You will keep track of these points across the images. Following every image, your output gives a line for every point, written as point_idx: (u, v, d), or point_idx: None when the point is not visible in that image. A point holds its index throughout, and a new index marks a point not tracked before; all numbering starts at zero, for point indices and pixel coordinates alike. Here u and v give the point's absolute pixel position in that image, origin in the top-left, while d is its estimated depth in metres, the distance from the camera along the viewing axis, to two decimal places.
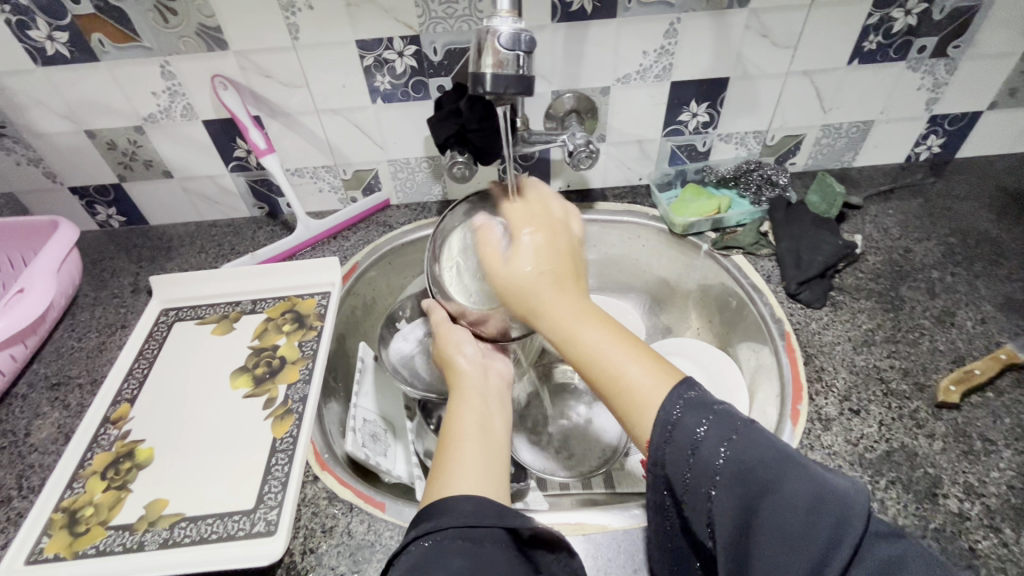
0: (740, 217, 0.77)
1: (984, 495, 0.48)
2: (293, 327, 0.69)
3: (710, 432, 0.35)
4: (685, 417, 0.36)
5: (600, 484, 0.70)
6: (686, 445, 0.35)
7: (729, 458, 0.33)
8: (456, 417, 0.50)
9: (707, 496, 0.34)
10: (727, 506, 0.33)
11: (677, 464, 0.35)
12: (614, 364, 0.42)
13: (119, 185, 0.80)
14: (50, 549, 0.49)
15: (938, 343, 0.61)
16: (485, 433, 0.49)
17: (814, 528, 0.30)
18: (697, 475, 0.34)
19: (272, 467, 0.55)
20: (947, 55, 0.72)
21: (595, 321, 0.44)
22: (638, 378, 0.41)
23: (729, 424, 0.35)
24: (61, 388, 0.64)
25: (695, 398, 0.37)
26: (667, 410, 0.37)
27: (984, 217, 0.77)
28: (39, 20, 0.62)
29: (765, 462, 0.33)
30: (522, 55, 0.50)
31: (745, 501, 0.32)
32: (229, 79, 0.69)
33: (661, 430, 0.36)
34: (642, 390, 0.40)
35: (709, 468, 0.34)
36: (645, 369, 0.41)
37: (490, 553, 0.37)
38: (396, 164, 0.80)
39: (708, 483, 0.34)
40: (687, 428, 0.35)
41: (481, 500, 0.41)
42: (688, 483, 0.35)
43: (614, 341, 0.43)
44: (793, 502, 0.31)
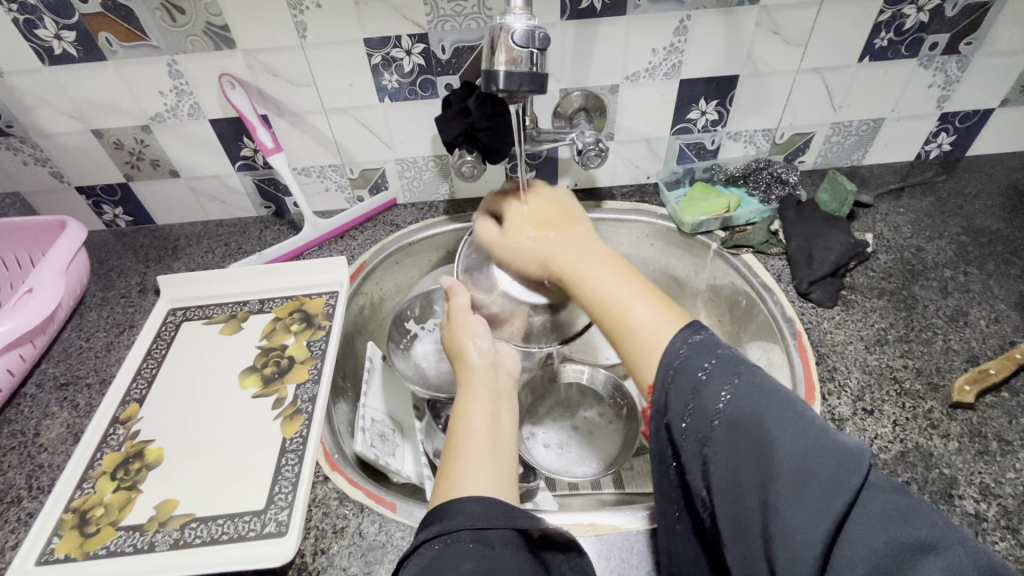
0: (751, 215, 0.77)
1: (1001, 496, 0.48)
2: (301, 327, 0.69)
3: (712, 378, 0.35)
4: (690, 361, 0.37)
5: (610, 484, 0.69)
6: (688, 387, 0.36)
7: (730, 404, 0.34)
8: (462, 416, 0.50)
9: (707, 446, 0.34)
10: (724, 453, 0.33)
11: (677, 406, 0.36)
12: (620, 304, 0.47)
13: (126, 185, 0.80)
14: (60, 549, 0.49)
15: (951, 342, 0.61)
16: (491, 433, 0.48)
17: (807, 473, 0.29)
18: (697, 417, 0.35)
19: (283, 467, 0.54)
20: (959, 52, 0.72)
21: (605, 268, 0.51)
22: (644, 317, 0.44)
23: (729, 370, 0.35)
24: (69, 388, 0.64)
25: (699, 344, 0.38)
26: (670, 357, 0.38)
27: (996, 215, 0.76)
28: (46, 19, 0.62)
29: (766, 409, 0.32)
30: (536, 53, 0.49)
31: (742, 446, 0.32)
32: (236, 78, 0.68)
33: (664, 373, 0.37)
34: (648, 327, 0.43)
35: (709, 414, 0.34)
36: (650, 311, 0.45)
37: (502, 555, 0.37)
38: (404, 163, 0.80)
39: (708, 431, 0.34)
40: (689, 375, 0.36)
41: (493, 502, 0.41)
42: (688, 432, 0.35)
43: (620, 280, 0.49)
44: (792, 447, 0.31)
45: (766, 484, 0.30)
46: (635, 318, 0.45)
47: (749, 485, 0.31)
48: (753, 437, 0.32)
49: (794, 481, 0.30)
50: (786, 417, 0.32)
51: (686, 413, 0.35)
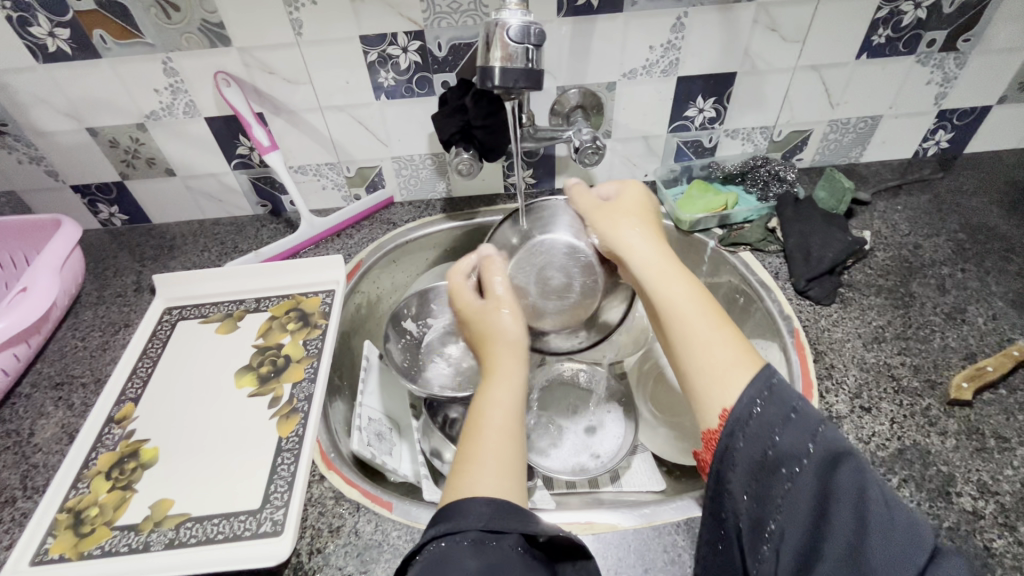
0: (748, 213, 0.77)
1: (998, 493, 0.48)
2: (297, 325, 0.69)
3: (794, 424, 0.36)
4: (766, 413, 0.38)
5: (607, 483, 0.69)
6: (766, 438, 0.37)
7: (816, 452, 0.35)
8: (486, 402, 0.49)
9: (787, 488, 0.35)
10: (808, 497, 0.34)
11: (752, 453, 0.37)
12: (699, 329, 0.45)
13: (121, 183, 0.79)
14: (55, 549, 0.49)
15: (949, 339, 0.60)
16: (511, 427, 0.47)
17: (884, 542, 0.32)
18: (772, 468, 0.36)
19: (278, 467, 0.54)
20: (956, 48, 0.72)
21: (687, 288, 0.49)
22: (721, 349, 0.43)
23: (793, 405, 0.38)
24: (64, 387, 0.64)
25: (773, 394, 0.38)
26: (756, 386, 0.39)
27: (993, 212, 0.76)
28: (40, 16, 0.61)
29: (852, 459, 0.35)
30: (531, 49, 0.49)
31: (826, 491, 0.34)
32: (231, 75, 0.68)
33: (744, 411, 0.38)
34: (722, 358, 0.42)
35: (793, 457, 0.35)
36: (731, 349, 0.43)
37: (509, 557, 0.37)
38: (400, 161, 0.79)
39: (788, 473, 0.35)
40: (768, 420, 0.37)
41: (502, 503, 0.40)
42: (765, 470, 0.36)
43: (701, 309, 0.47)
44: (877, 497, 0.33)
45: (856, 531, 0.32)
46: (711, 346, 0.44)
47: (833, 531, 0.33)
48: (844, 488, 0.34)
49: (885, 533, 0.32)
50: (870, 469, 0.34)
51: (766, 452, 0.36)
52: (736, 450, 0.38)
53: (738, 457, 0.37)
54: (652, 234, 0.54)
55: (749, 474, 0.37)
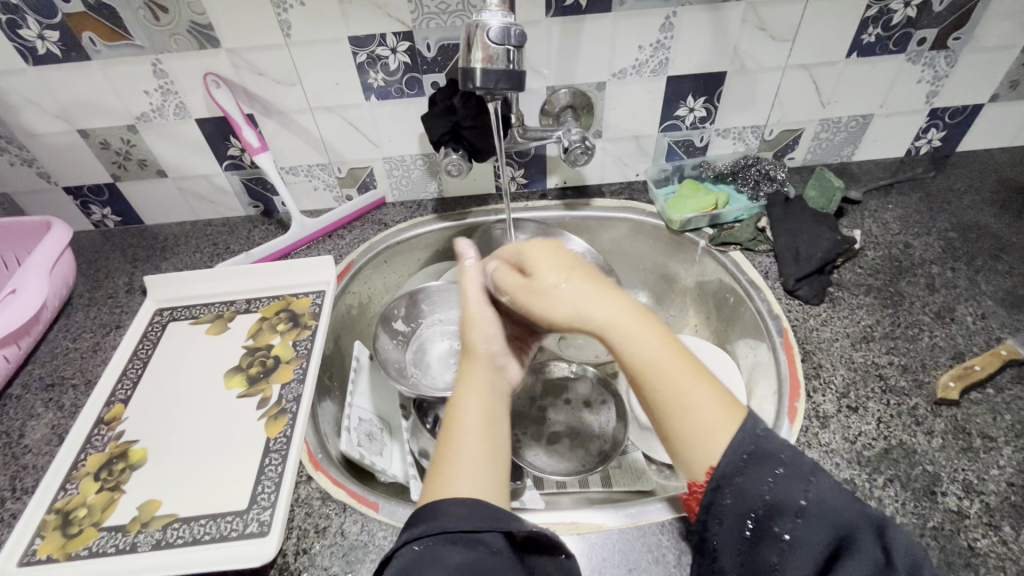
0: (739, 212, 0.76)
1: (984, 493, 0.48)
2: (288, 326, 0.69)
3: (785, 480, 0.35)
4: (753, 463, 0.36)
5: (598, 482, 0.68)
6: (758, 490, 0.35)
7: (810, 508, 0.34)
8: (461, 408, 0.47)
9: (781, 543, 0.34)
10: (805, 552, 0.33)
11: (745, 505, 0.35)
12: (680, 384, 0.39)
13: (113, 185, 0.80)
14: (43, 550, 0.49)
15: (937, 339, 0.60)
16: (490, 435, 0.45)
17: None
18: (768, 517, 0.35)
19: (266, 467, 0.54)
20: (947, 47, 0.72)
21: (652, 333, 0.40)
22: (705, 404, 0.38)
23: (780, 456, 0.35)
24: (55, 388, 0.64)
25: (758, 450, 0.36)
26: (736, 448, 0.36)
27: (985, 211, 0.76)
28: (29, 18, 0.61)
29: (847, 511, 0.34)
30: (513, 50, 0.49)
31: (823, 545, 0.33)
32: (221, 77, 0.68)
33: (733, 462, 0.36)
34: (710, 416, 0.38)
35: (786, 513, 0.34)
36: (710, 396, 0.38)
37: (485, 557, 0.37)
38: (392, 162, 0.79)
39: (780, 530, 0.34)
40: (759, 478, 0.35)
41: (477, 502, 0.40)
42: (757, 527, 0.35)
43: (673, 355, 0.40)
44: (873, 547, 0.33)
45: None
46: (695, 405, 0.38)
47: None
48: (841, 543, 0.33)
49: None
50: (863, 517, 0.34)
51: (757, 510, 0.35)
52: (725, 507, 0.36)
53: (727, 514, 0.36)
54: (583, 269, 0.45)
55: (740, 529, 0.36)
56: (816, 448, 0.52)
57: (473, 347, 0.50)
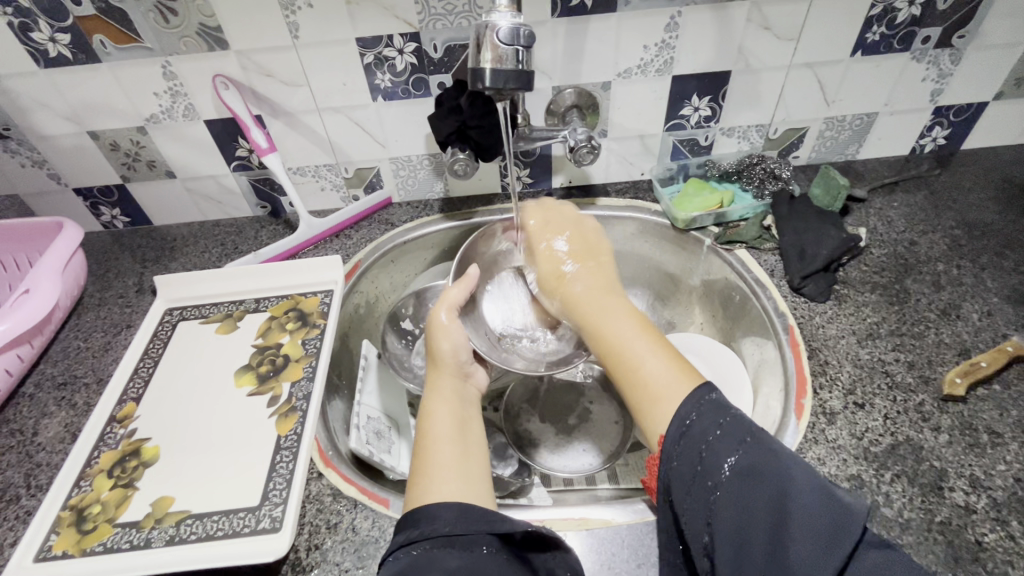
0: (745, 211, 0.77)
1: (991, 488, 0.48)
2: (296, 325, 0.69)
3: (720, 439, 0.39)
4: (697, 423, 0.41)
5: (605, 480, 0.70)
6: (699, 448, 0.39)
7: (738, 465, 0.37)
8: (430, 415, 0.51)
9: (714, 499, 0.37)
10: (733, 505, 0.36)
11: (688, 461, 0.40)
12: (638, 354, 0.50)
13: (123, 186, 0.80)
14: (58, 546, 0.49)
15: (943, 336, 0.61)
16: (457, 433, 0.49)
17: (810, 519, 0.34)
18: (706, 469, 0.38)
19: (277, 464, 0.55)
20: (951, 45, 0.72)
21: (626, 320, 0.55)
22: (657, 373, 0.47)
23: (721, 422, 0.40)
24: (67, 387, 0.65)
25: (700, 411, 0.42)
26: (681, 418, 0.42)
27: (991, 208, 0.76)
28: (41, 22, 0.62)
29: (770, 463, 0.37)
30: (521, 50, 0.50)
31: (749, 497, 0.36)
32: (230, 78, 0.69)
33: (678, 426, 0.42)
34: (662, 382, 0.46)
35: (718, 470, 0.38)
36: (666, 369, 0.48)
37: (478, 558, 0.38)
38: (398, 162, 0.80)
39: (715, 488, 0.37)
40: (701, 431, 0.40)
41: (464, 506, 0.41)
42: (696, 486, 0.38)
43: (638, 334, 0.52)
44: (795, 495, 0.35)
45: (776, 530, 0.34)
46: (648, 371, 0.48)
47: (759, 534, 0.34)
48: (761, 491, 0.36)
49: (807, 529, 0.33)
50: (791, 469, 0.36)
51: (698, 467, 0.39)
52: (673, 468, 0.40)
53: (674, 474, 0.40)
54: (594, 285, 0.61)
55: (685, 490, 0.39)
56: (823, 444, 0.53)
57: (444, 360, 0.55)
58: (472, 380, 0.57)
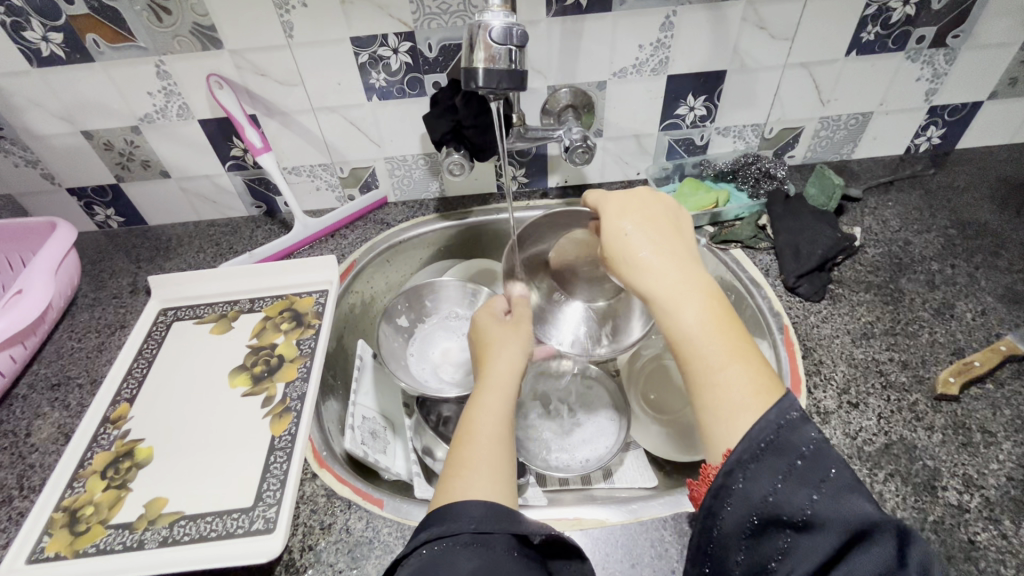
0: (739, 210, 0.77)
1: (984, 487, 0.48)
2: (291, 325, 0.69)
3: (804, 473, 0.33)
4: (776, 452, 0.34)
5: (600, 479, 0.69)
6: (776, 477, 0.34)
7: (821, 504, 0.33)
8: (476, 409, 0.50)
9: (790, 532, 0.33)
10: (811, 540, 0.32)
11: (760, 489, 0.34)
12: (711, 357, 0.40)
13: (117, 186, 0.80)
14: (51, 547, 0.49)
15: (937, 335, 0.61)
16: (500, 434, 0.48)
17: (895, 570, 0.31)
18: (781, 501, 0.33)
19: (271, 464, 0.55)
20: (946, 45, 0.72)
21: (699, 306, 0.43)
22: (730, 380, 0.39)
23: (802, 450, 0.34)
24: (61, 388, 0.65)
25: (779, 440, 0.34)
26: (755, 435, 0.35)
27: (985, 208, 0.76)
28: (33, 21, 0.62)
29: (861, 506, 0.32)
30: (514, 50, 0.49)
31: (829, 536, 0.32)
32: (224, 78, 0.69)
33: (751, 448, 0.35)
34: (736, 395, 0.38)
35: (797, 505, 0.33)
36: (748, 381, 0.39)
37: (502, 558, 0.38)
38: (394, 161, 0.80)
39: (789, 524, 0.33)
40: (780, 463, 0.34)
41: (494, 504, 0.41)
42: (765, 516, 0.34)
43: (713, 329, 0.41)
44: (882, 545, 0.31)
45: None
46: (721, 378, 0.39)
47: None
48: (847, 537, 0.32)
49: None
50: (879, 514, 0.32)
51: (768, 498, 0.34)
52: (737, 492, 0.35)
53: (736, 500, 0.35)
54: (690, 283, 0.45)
55: (750, 518, 0.34)
56: None
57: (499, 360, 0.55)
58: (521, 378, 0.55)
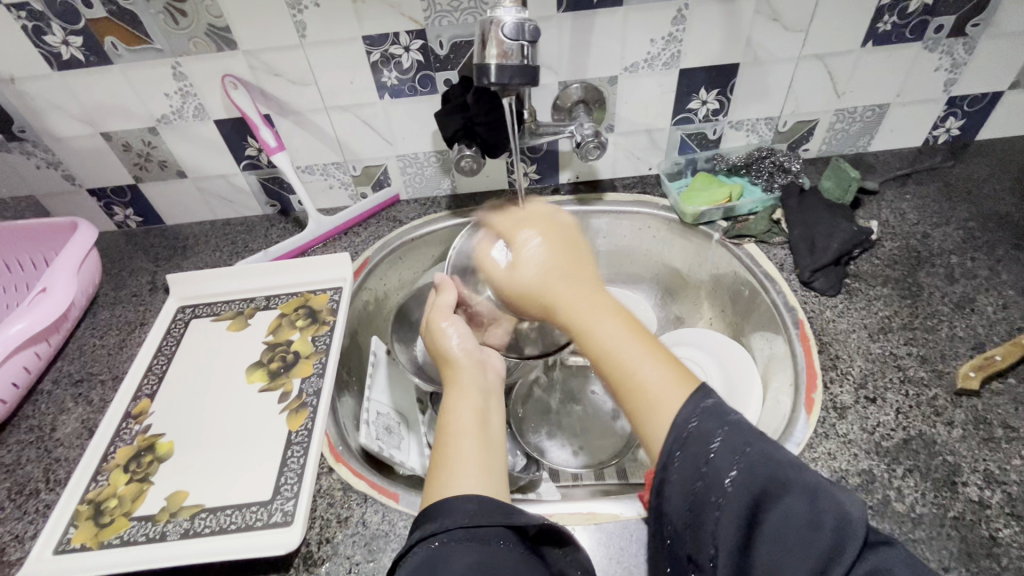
0: (753, 205, 0.76)
1: (1005, 483, 0.47)
2: (306, 322, 0.70)
3: (724, 449, 0.35)
4: (697, 433, 0.37)
5: (613, 475, 0.69)
6: (700, 456, 0.36)
7: (741, 478, 0.34)
8: (451, 410, 0.50)
9: (718, 516, 0.34)
10: (738, 517, 0.33)
11: (687, 473, 0.36)
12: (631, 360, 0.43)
13: (135, 186, 0.82)
14: (76, 539, 0.50)
15: (957, 329, 0.60)
16: (481, 435, 0.48)
17: (815, 537, 0.31)
18: (707, 484, 0.35)
19: (288, 459, 0.56)
20: (965, 34, 0.70)
21: (614, 319, 0.46)
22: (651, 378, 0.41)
23: (717, 431, 0.36)
24: (84, 384, 0.66)
25: (699, 427, 0.37)
26: (677, 428, 0.37)
27: (1006, 200, 0.75)
28: (54, 25, 0.63)
29: (779, 475, 0.34)
30: (526, 45, 0.49)
31: (754, 513, 0.33)
32: (239, 78, 0.70)
33: (675, 439, 0.37)
34: (658, 389, 0.41)
35: (720, 484, 0.34)
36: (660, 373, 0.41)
37: (497, 551, 0.38)
38: (406, 159, 0.80)
39: (717, 506, 0.34)
40: (701, 444, 0.36)
41: (487, 499, 0.41)
42: (697, 501, 0.35)
43: (628, 336, 0.44)
44: (798, 515, 0.32)
45: (779, 548, 0.31)
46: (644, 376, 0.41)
47: (759, 551, 0.32)
48: (770, 508, 0.33)
49: (810, 544, 0.31)
50: (800, 489, 0.33)
51: (697, 483, 0.35)
52: (671, 484, 0.36)
53: (673, 490, 0.36)
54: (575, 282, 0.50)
55: (685, 504, 0.36)
56: (834, 439, 0.52)
57: (456, 358, 0.55)
58: (488, 375, 0.56)
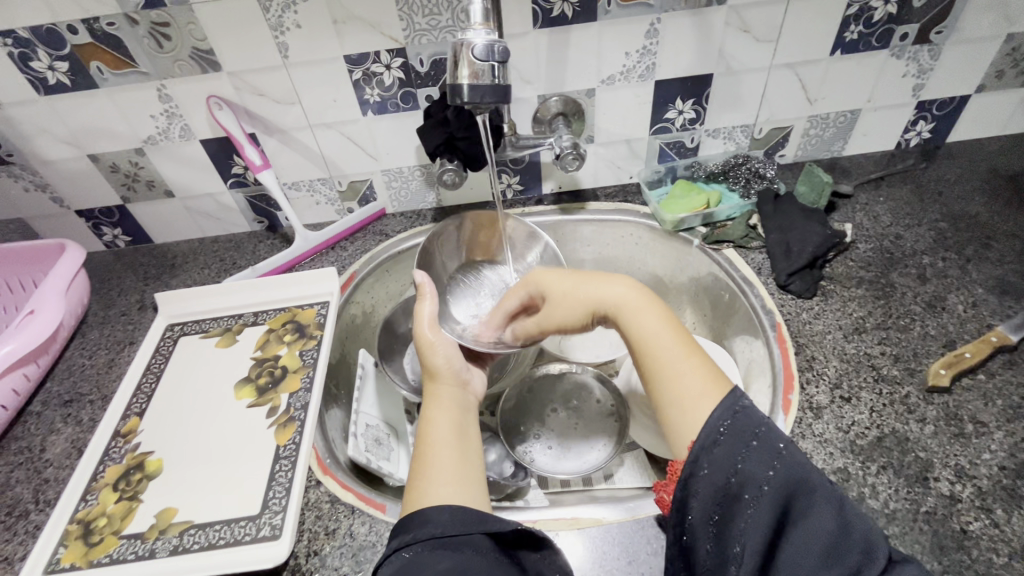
0: (730, 211, 0.78)
1: (976, 476, 0.49)
2: (294, 337, 0.71)
3: (759, 449, 0.36)
4: (733, 432, 0.38)
5: (601, 480, 0.70)
6: (735, 455, 0.37)
7: (778, 476, 0.35)
8: (428, 421, 0.51)
9: (748, 513, 0.35)
10: (767, 518, 0.34)
11: (722, 468, 0.37)
12: (672, 357, 0.45)
13: (123, 207, 0.82)
14: (66, 559, 0.51)
15: (929, 327, 0.61)
16: (461, 444, 0.49)
17: (847, 543, 0.33)
18: (743, 480, 0.36)
19: (277, 472, 0.56)
20: (930, 41, 0.73)
21: (656, 315, 0.48)
22: (690, 377, 0.43)
23: (758, 430, 0.38)
24: (73, 404, 0.67)
25: (737, 423, 0.38)
26: (716, 421, 0.38)
27: (976, 201, 0.77)
28: (40, 51, 0.64)
29: (813, 479, 0.35)
30: (496, 65, 0.51)
31: (787, 512, 0.34)
32: (223, 99, 0.71)
33: (709, 436, 0.38)
34: (692, 388, 0.42)
35: (755, 482, 0.36)
36: (698, 373, 0.43)
37: (470, 557, 0.39)
38: (390, 174, 0.82)
39: (748, 503, 0.35)
40: (737, 443, 0.37)
41: (460, 508, 0.42)
42: (728, 497, 0.36)
43: (669, 333, 0.47)
44: (829, 522, 0.33)
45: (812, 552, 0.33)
46: (681, 376, 0.43)
47: (785, 551, 0.33)
48: (804, 511, 0.34)
49: (841, 547, 0.33)
50: (829, 499, 0.34)
51: (730, 479, 0.36)
52: (703, 476, 0.37)
53: (703, 485, 0.37)
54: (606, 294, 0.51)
55: (714, 498, 0.37)
56: (810, 438, 0.53)
57: (439, 370, 0.56)
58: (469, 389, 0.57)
